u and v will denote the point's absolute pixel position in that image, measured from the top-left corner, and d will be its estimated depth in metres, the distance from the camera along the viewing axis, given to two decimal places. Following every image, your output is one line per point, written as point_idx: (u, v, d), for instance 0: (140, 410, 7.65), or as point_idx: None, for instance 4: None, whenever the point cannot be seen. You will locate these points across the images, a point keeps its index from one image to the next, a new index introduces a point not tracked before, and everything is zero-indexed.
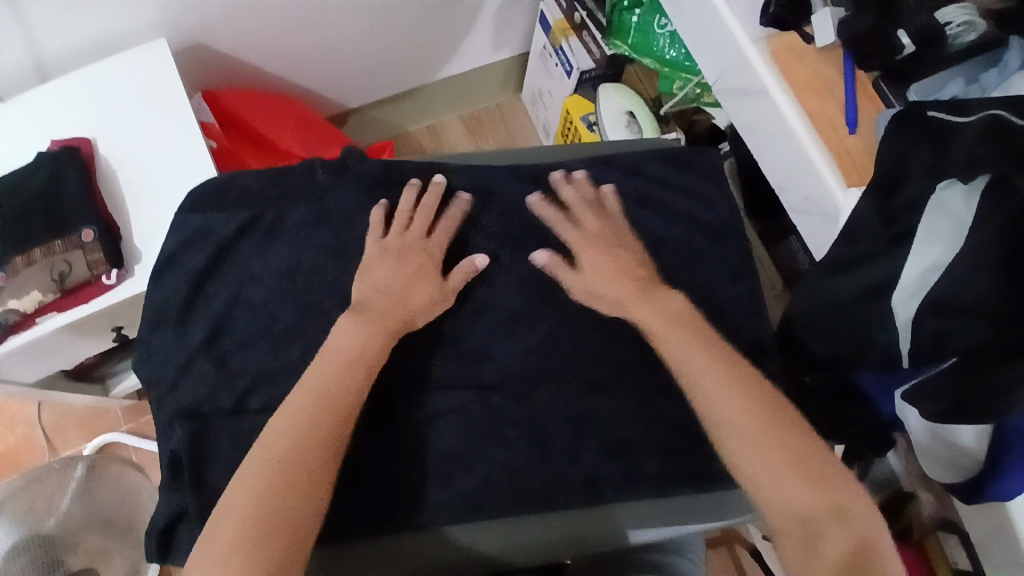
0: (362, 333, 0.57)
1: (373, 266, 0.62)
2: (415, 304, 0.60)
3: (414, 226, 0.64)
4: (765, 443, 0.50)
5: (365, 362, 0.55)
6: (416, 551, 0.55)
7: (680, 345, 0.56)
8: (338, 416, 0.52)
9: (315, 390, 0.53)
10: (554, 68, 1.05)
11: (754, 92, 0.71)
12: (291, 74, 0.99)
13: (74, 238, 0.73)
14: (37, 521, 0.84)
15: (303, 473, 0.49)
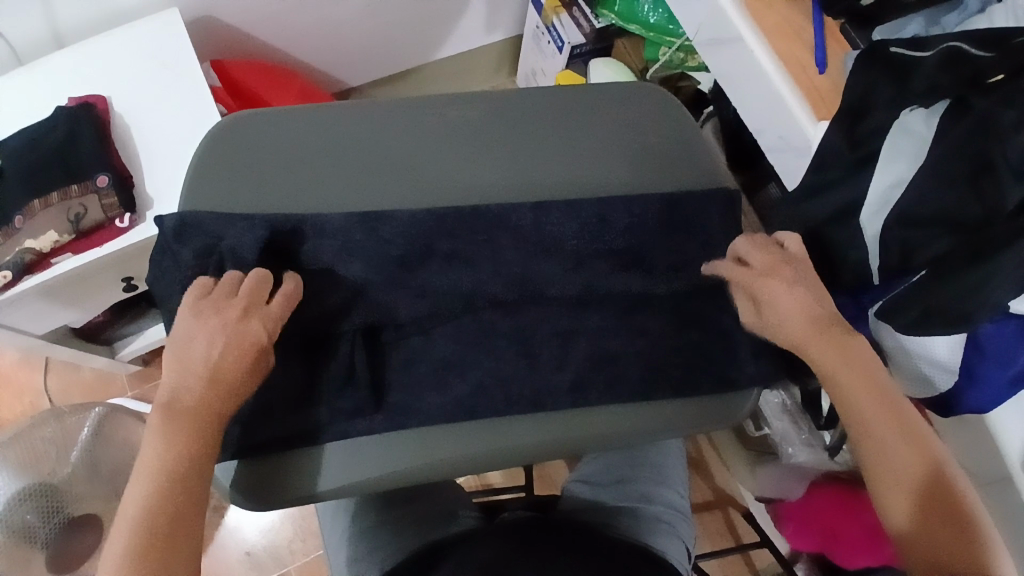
0: (172, 433, 0.51)
1: (176, 352, 0.53)
2: (235, 383, 0.53)
3: (221, 301, 0.56)
4: (871, 405, 0.53)
5: (190, 443, 0.51)
6: (370, 450, 0.58)
7: (791, 299, 0.57)
8: (173, 504, 0.49)
9: (142, 486, 0.50)
10: (546, 45, 1.10)
11: (732, 41, 0.74)
12: (295, 49, 1.04)
13: (89, 183, 0.76)
14: (45, 471, 0.91)
15: (155, 540, 0.48)
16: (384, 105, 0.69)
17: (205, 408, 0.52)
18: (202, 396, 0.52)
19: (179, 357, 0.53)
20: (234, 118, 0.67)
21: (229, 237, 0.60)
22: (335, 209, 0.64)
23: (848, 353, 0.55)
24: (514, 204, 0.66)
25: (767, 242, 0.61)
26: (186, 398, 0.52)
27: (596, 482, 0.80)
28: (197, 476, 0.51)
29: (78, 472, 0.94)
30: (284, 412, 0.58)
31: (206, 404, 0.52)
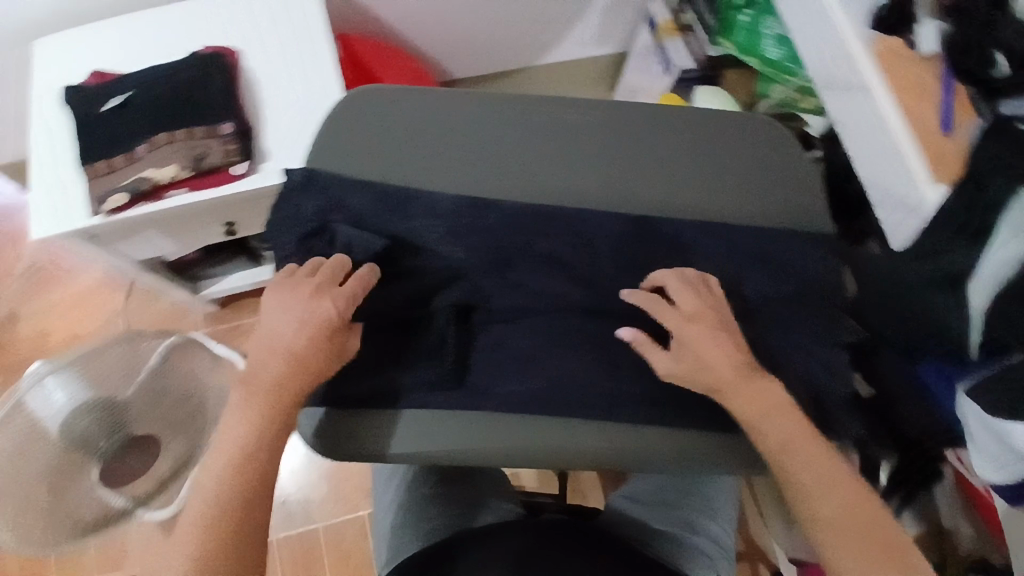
0: (249, 412, 0.55)
1: (265, 333, 0.58)
2: (310, 361, 0.57)
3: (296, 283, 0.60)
4: (836, 518, 0.53)
5: (263, 424, 0.55)
6: (446, 423, 0.60)
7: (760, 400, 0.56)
8: (252, 478, 0.54)
9: (223, 463, 0.54)
10: (654, 66, 1.10)
11: (857, 89, 0.73)
12: (413, 33, 1.07)
13: (214, 129, 0.80)
14: (112, 389, 0.92)
15: (227, 517, 0.53)
16: (507, 97, 0.71)
17: (279, 391, 0.56)
18: (277, 379, 0.56)
19: (270, 336, 0.58)
20: (358, 91, 0.71)
21: (352, 202, 0.66)
22: (447, 189, 0.67)
23: (769, 409, 0.56)
24: (616, 216, 0.66)
25: (693, 285, 0.61)
26: (266, 379, 0.56)
27: (642, 501, 0.82)
28: (268, 455, 0.55)
29: (141, 392, 0.95)
30: (379, 369, 0.62)
31: (284, 385, 0.56)
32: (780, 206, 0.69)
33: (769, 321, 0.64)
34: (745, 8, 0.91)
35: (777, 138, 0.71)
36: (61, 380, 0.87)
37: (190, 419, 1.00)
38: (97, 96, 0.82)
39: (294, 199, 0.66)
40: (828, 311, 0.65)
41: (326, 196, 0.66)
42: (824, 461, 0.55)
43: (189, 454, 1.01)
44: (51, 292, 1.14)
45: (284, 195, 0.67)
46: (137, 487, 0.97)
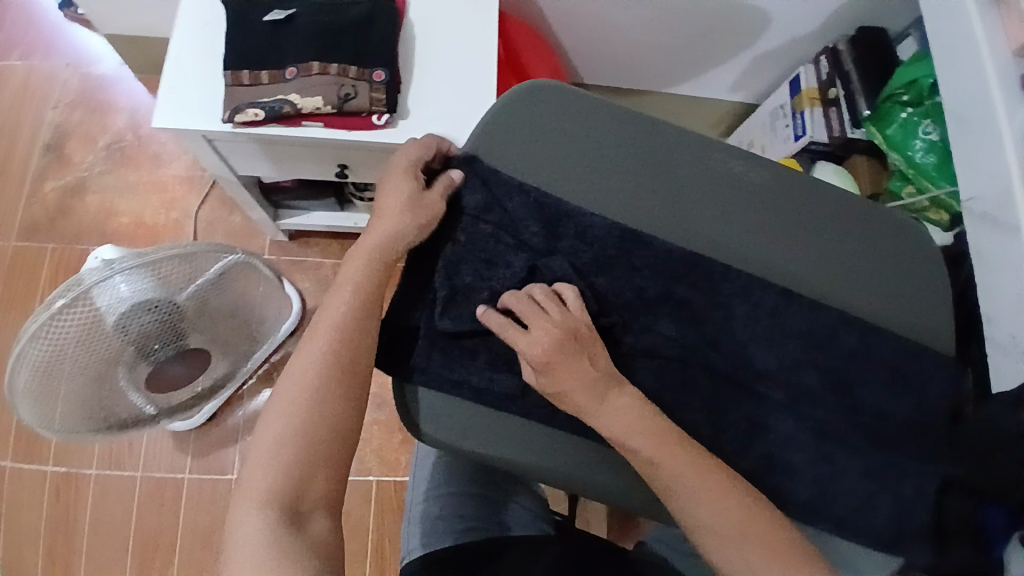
0: (344, 293, 0.61)
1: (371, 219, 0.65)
2: (390, 228, 0.63)
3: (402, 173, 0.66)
4: (745, 552, 0.55)
5: (337, 359, 0.58)
6: (546, 441, 0.62)
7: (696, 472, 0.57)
8: (352, 352, 0.59)
9: (320, 338, 0.59)
10: (782, 129, 1.10)
11: (1007, 227, 0.74)
12: (563, 31, 1.06)
13: (367, 73, 0.79)
14: (174, 291, 0.82)
15: (331, 393, 0.57)
16: (683, 137, 0.70)
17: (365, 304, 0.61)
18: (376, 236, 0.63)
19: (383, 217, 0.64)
20: (513, 95, 0.69)
21: (508, 205, 0.67)
22: (601, 214, 0.68)
23: (714, 471, 0.57)
24: (757, 286, 0.66)
25: (540, 308, 0.61)
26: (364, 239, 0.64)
27: (678, 548, 0.80)
28: (355, 363, 0.59)
29: (196, 301, 0.87)
30: (487, 367, 0.62)
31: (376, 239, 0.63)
32: (909, 322, 0.69)
33: (874, 426, 0.65)
34: (910, 105, 0.92)
35: (927, 251, 0.71)
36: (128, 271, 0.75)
37: (241, 340, 1.01)
38: (265, 5, 0.82)
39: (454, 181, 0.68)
40: (930, 436, 0.66)
41: (486, 189, 0.67)
42: (717, 483, 0.57)
43: (228, 373, 1.02)
44: (128, 171, 1.14)
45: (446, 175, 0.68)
46: (176, 394, 0.96)
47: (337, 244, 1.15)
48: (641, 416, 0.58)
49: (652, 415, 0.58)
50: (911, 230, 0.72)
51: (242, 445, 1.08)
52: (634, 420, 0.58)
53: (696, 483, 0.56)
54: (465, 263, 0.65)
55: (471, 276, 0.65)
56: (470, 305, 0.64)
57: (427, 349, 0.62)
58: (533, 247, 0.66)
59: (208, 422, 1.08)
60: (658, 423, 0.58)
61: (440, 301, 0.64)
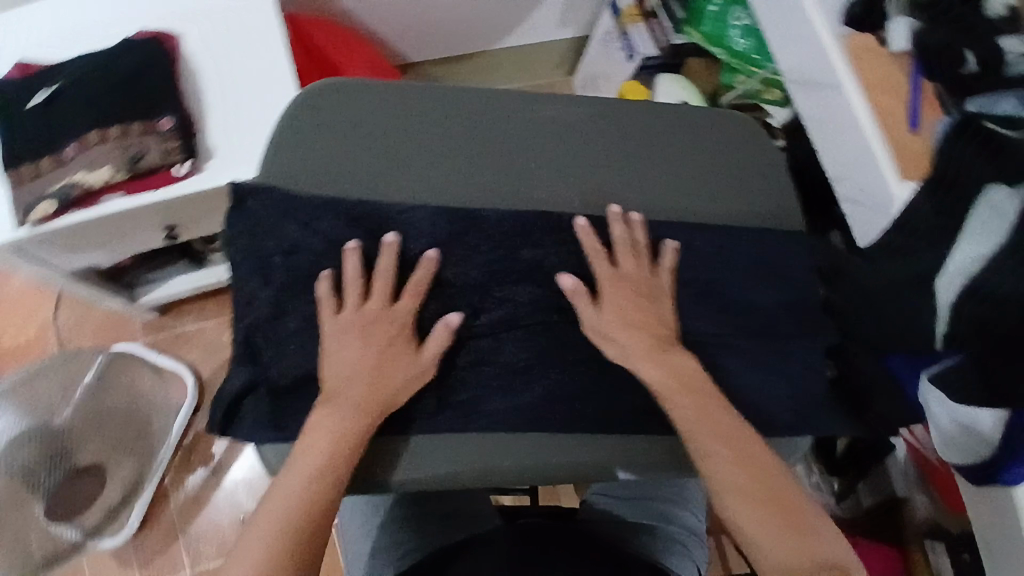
0: (330, 426, 0.58)
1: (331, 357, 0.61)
2: (350, 364, 0.60)
3: (357, 286, 0.63)
4: (751, 501, 0.56)
5: (333, 464, 0.56)
6: (450, 442, 0.60)
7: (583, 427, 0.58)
8: (333, 482, 0.56)
9: (305, 472, 0.56)
10: (616, 52, 1.09)
11: (828, 86, 0.75)
12: (370, 18, 1.00)
13: (152, 125, 0.73)
14: (48, 413, 0.85)
15: (306, 529, 0.55)
16: (488, 98, 0.70)
17: (364, 421, 0.58)
18: (365, 388, 0.60)
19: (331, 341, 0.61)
20: (301, 103, 0.67)
21: (322, 226, 0.63)
22: (423, 203, 0.65)
23: (720, 425, 0.59)
24: (604, 222, 0.67)
25: (637, 250, 0.66)
26: (343, 383, 0.60)
27: (617, 496, 0.81)
28: (332, 498, 0.56)
29: (81, 414, 0.88)
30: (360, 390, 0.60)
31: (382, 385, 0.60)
32: (751, 210, 0.71)
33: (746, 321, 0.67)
34: None
35: (747, 139, 0.73)
36: None
37: (138, 436, 0.95)
38: (25, 88, 0.74)
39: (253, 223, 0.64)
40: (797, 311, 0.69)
41: (294, 210, 0.63)
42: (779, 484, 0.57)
43: (138, 476, 0.95)
44: None
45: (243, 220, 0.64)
46: (88, 518, 0.91)
47: (213, 300, 1.07)
48: (665, 370, 0.61)
49: (677, 367, 0.61)
50: (725, 119, 0.74)
51: (186, 539, 1.01)
52: (658, 367, 0.61)
53: (754, 480, 0.57)
54: (290, 304, 0.63)
55: (299, 321, 0.63)
56: (302, 343, 0.62)
57: (291, 396, 0.61)
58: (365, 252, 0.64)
59: (141, 530, 1.01)
60: (681, 373, 0.61)
61: (269, 357, 0.62)
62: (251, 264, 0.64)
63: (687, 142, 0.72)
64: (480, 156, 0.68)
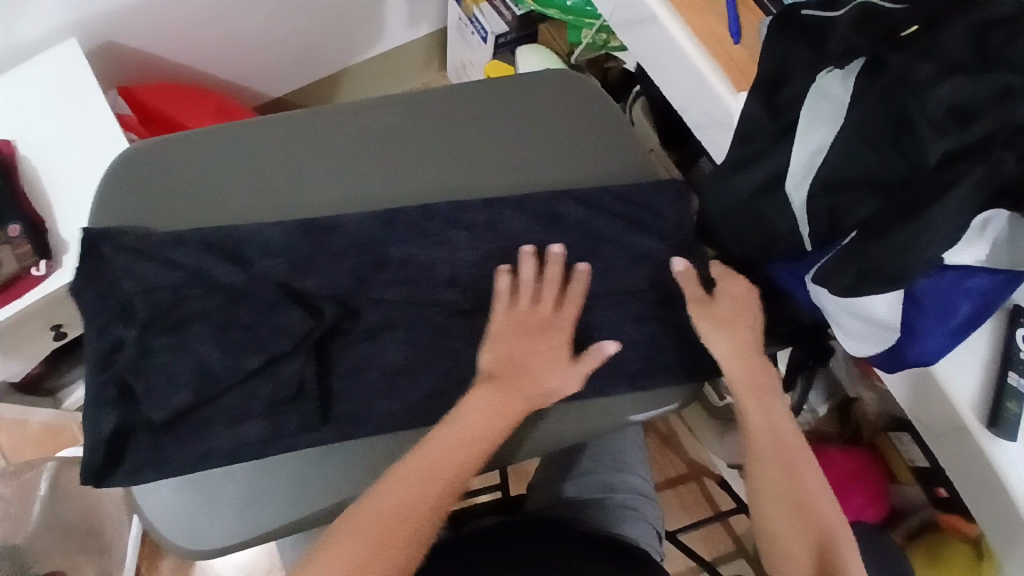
0: (484, 406, 0.58)
1: (510, 333, 0.61)
2: (503, 352, 0.60)
3: (531, 290, 0.63)
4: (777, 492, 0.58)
5: (473, 449, 0.56)
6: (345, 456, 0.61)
7: (476, 412, 0.57)
8: (468, 464, 0.55)
9: (446, 446, 0.56)
10: (471, 36, 1.08)
11: (644, 19, 0.72)
12: (215, 65, 0.99)
13: (1, 234, 0.73)
14: (6, 536, 0.85)
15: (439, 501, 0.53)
16: (310, 117, 0.70)
17: (523, 403, 0.59)
18: (522, 374, 0.60)
19: (518, 328, 0.61)
20: (128, 162, 0.66)
21: (180, 260, 0.61)
22: (276, 220, 0.64)
23: (761, 407, 0.62)
24: (449, 208, 0.67)
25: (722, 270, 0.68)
26: (511, 371, 0.60)
27: (557, 478, 0.80)
28: (458, 477, 0.55)
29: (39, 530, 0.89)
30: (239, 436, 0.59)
31: (534, 375, 0.60)
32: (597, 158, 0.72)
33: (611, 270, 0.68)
34: None
35: (579, 86, 0.75)
36: None
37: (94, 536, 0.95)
38: None
39: (105, 275, 0.61)
40: (660, 246, 0.69)
41: (139, 272, 0.61)
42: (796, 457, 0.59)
43: (103, 574, 0.96)
44: None
45: (93, 269, 0.61)
46: None
47: None
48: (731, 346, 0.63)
49: (742, 350, 0.64)
50: (556, 74, 0.75)
51: None
52: (730, 349, 0.63)
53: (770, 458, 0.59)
54: (156, 353, 0.59)
55: (167, 356, 0.59)
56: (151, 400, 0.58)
57: (153, 465, 0.57)
58: (229, 285, 0.61)
59: None
60: (742, 351, 0.63)
61: (142, 400, 0.58)
62: (94, 359, 0.59)
63: (519, 110, 0.73)
64: (312, 176, 0.67)
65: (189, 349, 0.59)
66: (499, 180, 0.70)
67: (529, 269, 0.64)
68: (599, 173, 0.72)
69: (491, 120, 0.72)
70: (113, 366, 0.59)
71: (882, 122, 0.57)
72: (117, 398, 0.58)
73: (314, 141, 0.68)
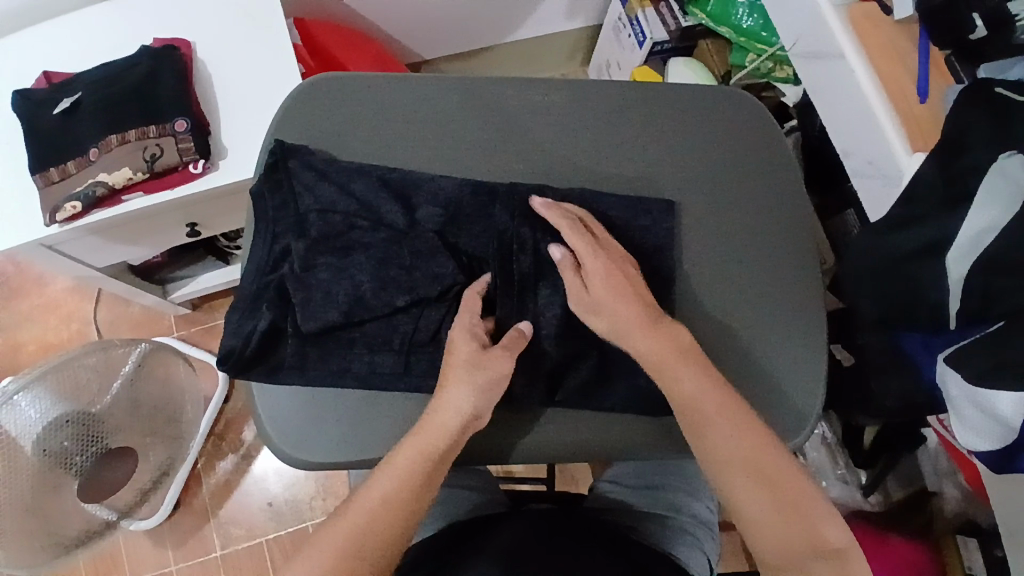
0: (456, 408, 0.58)
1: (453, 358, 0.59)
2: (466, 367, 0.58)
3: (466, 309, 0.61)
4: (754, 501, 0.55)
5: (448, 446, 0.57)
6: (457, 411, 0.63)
7: (449, 423, 0.57)
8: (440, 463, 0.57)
9: (422, 446, 0.57)
10: (626, 38, 1.07)
11: (833, 59, 0.72)
12: (380, 18, 1.03)
13: (168, 126, 0.77)
14: (86, 401, 0.87)
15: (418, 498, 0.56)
16: (478, 80, 0.71)
17: (451, 428, 0.58)
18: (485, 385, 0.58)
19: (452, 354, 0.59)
20: (312, 82, 0.69)
21: (355, 189, 0.64)
22: (442, 173, 0.67)
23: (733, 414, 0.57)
24: (595, 200, 0.67)
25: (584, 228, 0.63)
26: (474, 381, 0.58)
27: (626, 484, 0.80)
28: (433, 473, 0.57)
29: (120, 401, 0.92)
30: (354, 366, 0.61)
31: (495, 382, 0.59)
32: (749, 183, 0.70)
33: (737, 297, 0.67)
34: None
35: (747, 107, 0.73)
36: (33, 394, 0.81)
37: (169, 424, 1.00)
38: (48, 98, 0.78)
39: (287, 186, 0.64)
40: (789, 286, 0.68)
41: (319, 192, 0.64)
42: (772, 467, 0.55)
43: (169, 459, 1.02)
44: (20, 300, 1.12)
45: (279, 181, 0.64)
46: (120, 497, 0.96)
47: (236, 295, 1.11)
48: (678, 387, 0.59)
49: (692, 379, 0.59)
50: (718, 91, 0.73)
51: (218, 521, 1.10)
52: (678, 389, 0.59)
53: (768, 501, 0.54)
54: (310, 271, 0.62)
55: (327, 276, 0.61)
56: (284, 311, 0.62)
57: (269, 371, 0.61)
58: (381, 220, 0.64)
59: (176, 511, 1.10)
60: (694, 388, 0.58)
61: (300, 310, 0.60)
62: (259, 259, 0.63)
63: (679, 118, 0.71)
64: (469, 138, 0.68)
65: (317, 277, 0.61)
66: (646, 184, 0.69)
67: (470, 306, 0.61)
68: (747, 199, 0.70)
69: (649, 123, 0.71)
70: (279, 271, 0.63)
71: None
72: (276, 301, 0.61)
73: (477, 105, 0.69)
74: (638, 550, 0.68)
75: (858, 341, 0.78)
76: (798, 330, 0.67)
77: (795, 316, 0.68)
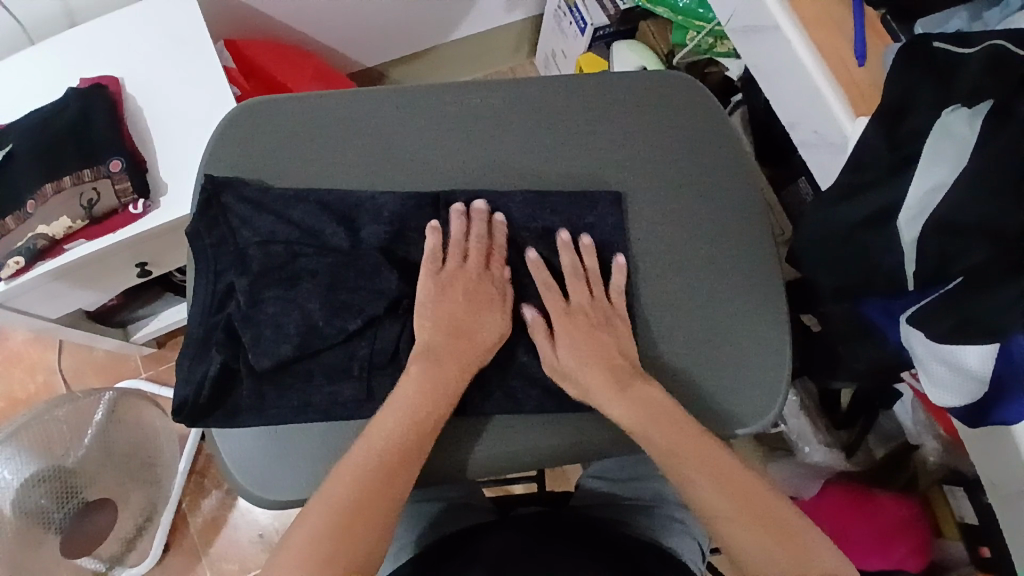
0: (442, 367, 0.59)
1: (441, 301, 0.61)
2: (444, 320, 0.61)
3: (430, 264, 0.62)
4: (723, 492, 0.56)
5: (430, 409, 0.58)
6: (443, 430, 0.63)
7: (433, 383, 0.58)
8: (424, 429, 0.57)
9: (404, 413, 0.57)
10: (567, 26, 1.06)
11: (768, 30, 0.71)
12: (315, 31, 1.00)
13: (102, 168, 0.74)
14: (58, 456, 0.85)
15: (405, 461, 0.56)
16: (413, 89, 0.69)
17: (439, 393, 0.58)
18: (461, 342, 0.60)
19: (440, 295, 0.61)
20: (242, 109, 0.67)
21: (298, 216, 0.63)
22: (386, 189, 0.65)
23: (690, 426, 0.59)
24: (543, 199, 0.66)
25: (582, 270, 0.64)
26: (455, 340, 0.60)
27: (611, 477, 0.80)
28: (418, 439, 0.57)
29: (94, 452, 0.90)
30: (317, 396, 0.59)
31: (473, 339, 0.61)
32: (697, 166, 0.70)
33: (699, 282, 0.67)
34: None
35: (688, 89, 0.72)
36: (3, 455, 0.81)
37: (146, 467, 0.98)
38: None
39: (227, 220, 0.63)
40: (747, 266, 0.68)
41: (260, 223, 0.62)
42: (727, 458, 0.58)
43: (151, 505, 1.00)
44: None
45: (219, 215, 0.63)
46: (106, 548, 0.96)
47: None
48: (643, 405, 0.59)
49: (654, 401, 0.59)
50: (657, 76, 0.73)
51: (209, 558, 1.09)
52: (632, 409, 0.59)
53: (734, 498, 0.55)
54: (265, 304, 0.60)
55: (276, 308, 0.60)
56: (237, 349, 0.60)
57: (229, 412, 0.60)
58: (329, 245, 0.62)
59: (165, 554, 1.08)
60: (658, 409, 0.59)
61: (250, 349, 0.59)
62: (205, 300, 0.62)
63: (621, 106, 0.71)
64: (410, 149, 0.67)
65: (267, 310, 0.60)
66: (593, 177, 0.69)
67: (460, 238, 0.63)
68: (697, 182, 0.70)
69: (591, 115, 0.70)
70: (226, 310, 0.61)
71: (1002, 171, 0.53)
72: (225, 342, 0.60)
73: (415, 115, 0.68)
74: (627, 543, 0.67)
75: (823, 309, 0.78)
76: (760, 308, 0.67)
77: (756, 294, 0.67)
